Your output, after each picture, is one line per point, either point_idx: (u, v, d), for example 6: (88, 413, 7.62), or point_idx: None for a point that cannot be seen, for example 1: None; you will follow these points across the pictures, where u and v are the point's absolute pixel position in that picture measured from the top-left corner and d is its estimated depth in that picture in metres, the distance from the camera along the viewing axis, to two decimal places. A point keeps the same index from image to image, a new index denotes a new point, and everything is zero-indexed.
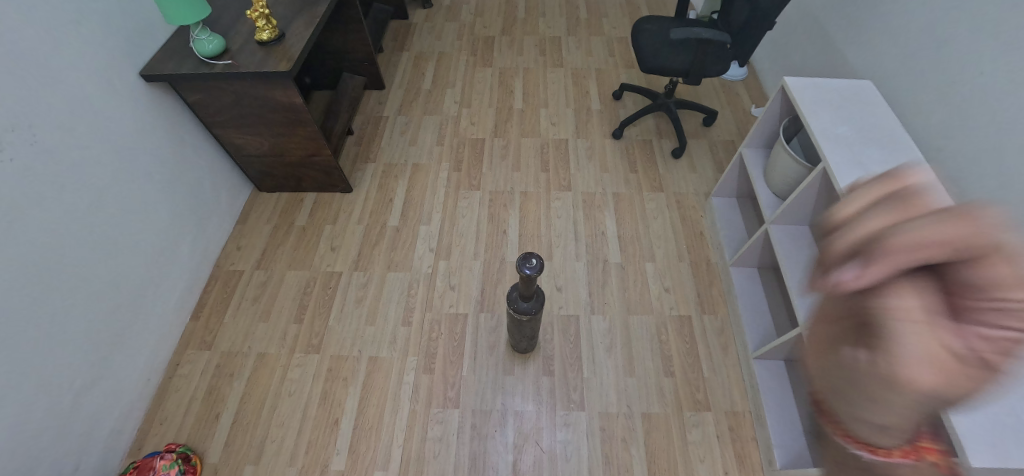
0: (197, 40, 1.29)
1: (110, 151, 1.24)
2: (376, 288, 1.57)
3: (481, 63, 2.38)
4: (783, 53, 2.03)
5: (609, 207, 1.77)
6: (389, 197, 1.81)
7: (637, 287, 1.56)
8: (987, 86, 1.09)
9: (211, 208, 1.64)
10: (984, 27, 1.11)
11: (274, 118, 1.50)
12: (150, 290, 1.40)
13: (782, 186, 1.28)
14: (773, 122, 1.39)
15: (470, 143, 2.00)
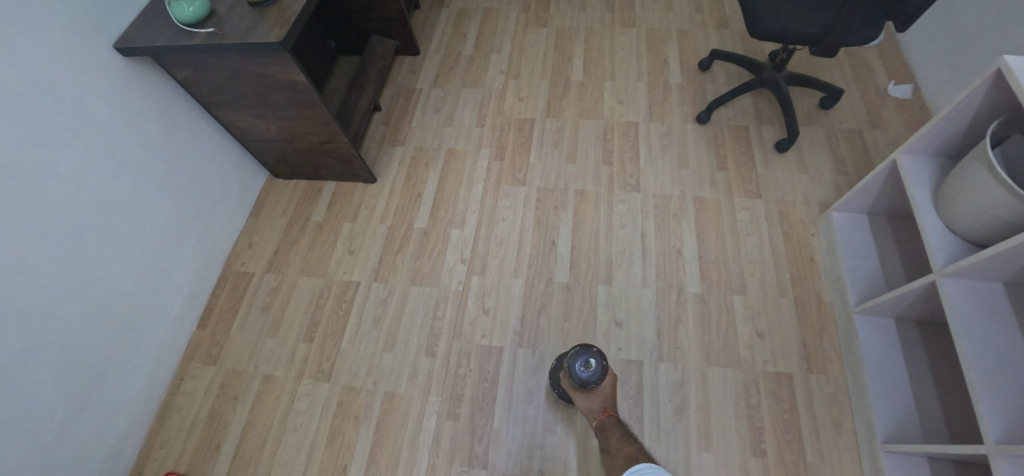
0: (176, 4, 1.05)
1: (83, 145, 1.04)
2: (397, 305, 1.33)
3: (535, 22, 1.97)
4: (950, 8, 1.47)
5: (688, 216, 1.39)
6: (418, 191, 1.53)
7: (721, 329, 1.21)
8: None
9: (218, 200, 1.44)
10: None
11: (277, 98, 1.23)
12: (146, 301, 1.23)
13: (971, 223, 0.86)
14: (961, 124, 0.93)
15: (516, 125, 1.66)
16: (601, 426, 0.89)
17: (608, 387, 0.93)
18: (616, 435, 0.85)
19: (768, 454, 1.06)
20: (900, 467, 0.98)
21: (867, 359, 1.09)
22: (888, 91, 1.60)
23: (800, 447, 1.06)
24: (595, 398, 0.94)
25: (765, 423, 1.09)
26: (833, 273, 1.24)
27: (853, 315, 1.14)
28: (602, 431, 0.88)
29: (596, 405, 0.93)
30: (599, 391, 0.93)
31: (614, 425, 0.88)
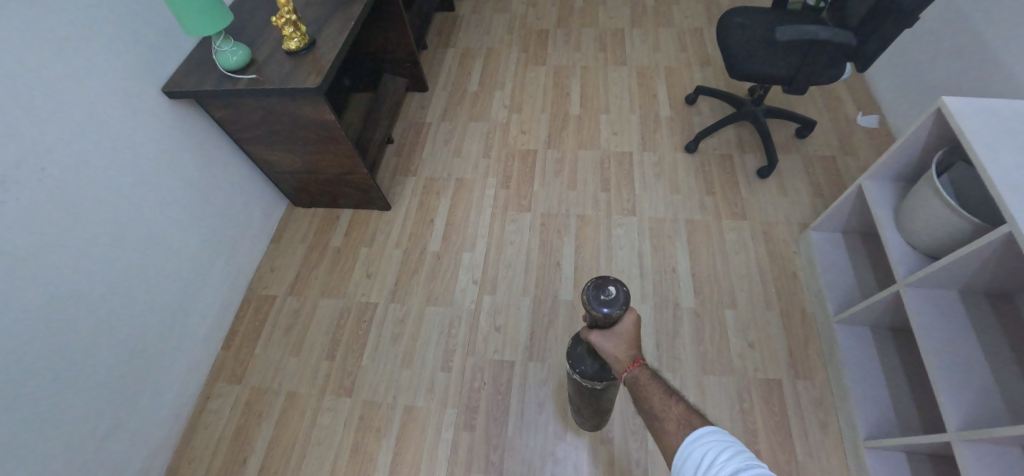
0: (220, 52, 1.17)
1: (131, 179, 1.14)
2: (413, 324, 1.42)
3: (534, 61, 2.14)
4: (905, 49, 1.66)
5: (681, 238, 1.51)
6: (430, 217, 1.65)
7: (715, 340, 1.31)
8: None
9: (244, 228, 1.54)
10: None
11: (305, 135, 1.36)
12: (178, 322, 1.31)
13: (927, 239, 0.99)
14: (914, 153, 1.07)
15: (520, 155, 1.79)
16: (632, 380, 0.66)
17: (630, 332, 0.67)
18: (658, 393, 0.65)
19: (763, 455, 1.14)
20: (881, 463, 1.07)
21: (848, 365, 1.19)
22: (857, 121, 1.77)
23: (791, 447, 1.15)
24: (619, 347, 0.68)
25: (759, 427, 1.18)
26: (814, 287, 1.35)
27: (834, 325, 1.26)
28: (636, 388, 0.66)
29: (621, 354, 0.68)
30: (621, 328, 0.67)
31: (651, 378, 0.65)
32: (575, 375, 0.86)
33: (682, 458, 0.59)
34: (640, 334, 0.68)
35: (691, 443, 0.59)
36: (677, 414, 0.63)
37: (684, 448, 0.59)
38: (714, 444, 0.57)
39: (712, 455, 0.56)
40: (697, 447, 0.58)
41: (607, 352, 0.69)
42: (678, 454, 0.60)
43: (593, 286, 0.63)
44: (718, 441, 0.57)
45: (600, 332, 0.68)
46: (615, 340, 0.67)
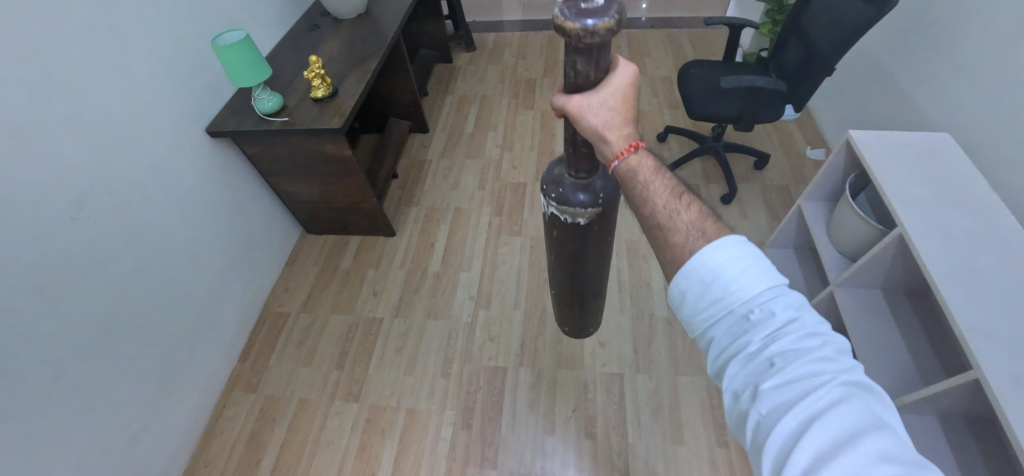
0: (258, 99, 1.40)
1: (176, 203, 1.33)
2: (415, 336, 1.56)
3: (524, 105, 2.41)
4: (842, 95, 1.93)
5: (655, 256, 1.70)
6: (431, 241, 1.84)
7: (687, 345, 1.47)
8: None
9: (263, 251, 1.71)
10: None
11: (324, 168, 1.56)
12: (204, 333, 1.46)
13: (851, 248, 1.18)
14: (838, 176, 1.30)
15: (512, 187, 2.01)
16: (629, 174, 0.51)
17: (620, 91, 0.49)
18: (662, 193, 0.51)
19: (730, 444, 1.27)
20: None
21: None
22: (807, 155, 2.01)
23: None
24: (609, 129, 0.49)
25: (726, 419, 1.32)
26: None
27: None
28: (633, 183, 0.51)
29: (613, 141, 0.50)
30: (608, 86, 0.48)
31: (653, 171, 0.51)
32: (550, 208, 0.64)
33: (692, 263, 0.47)
34: (632, 106, 0.51)
35: (711, 250, 0.47)
36: (688, 221, 0.50)
37: (699, 254, 0.47)
38: (749, 260, 0.46)
39: (752, 275, 0.45)
40: (723, 254, 0.46)
41: (590, 130, 0.50)
42: (686, 260, 0.48)
43: (568, 2, 0.42)
44: (751, 257, 0.46)
45: (583, 94, 0.49)
46: (603, 102, 0.48)
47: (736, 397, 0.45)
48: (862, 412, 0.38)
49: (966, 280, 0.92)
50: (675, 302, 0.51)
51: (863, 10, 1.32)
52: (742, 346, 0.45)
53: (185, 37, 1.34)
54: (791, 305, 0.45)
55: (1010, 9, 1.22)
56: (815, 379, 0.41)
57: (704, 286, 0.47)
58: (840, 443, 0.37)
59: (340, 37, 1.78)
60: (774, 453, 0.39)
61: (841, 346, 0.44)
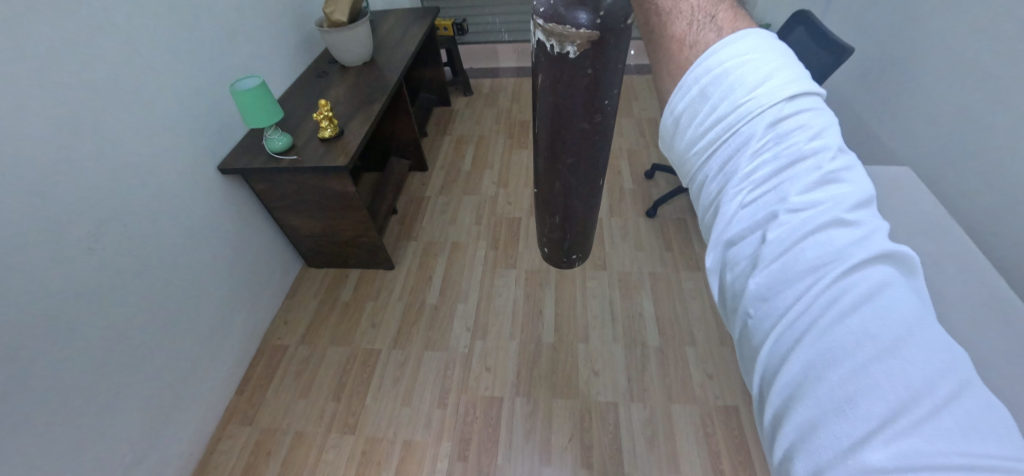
0: (270, 139, 1.51)
1: (185, 236, 1.38)
2: (413, 366, 1.59)
3: (518, 145, 2.54)
4: None
5: (646, 287, 1.76)
6: (429, 274, 1.89)
7: (679, 373, 1.50)
8: None
9: (265, 284, 1.75)
10: None
11: (328, 203, 1.64)
12: (203, 365, 1.47)
13: None
14: None
15: (507, 222, 2.09)
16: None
17: None
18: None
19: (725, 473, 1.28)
20: None
21: None
22: None
23: (750, 465, 1.29)
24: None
25: (720, 447, 1.33)
26: None
27: None
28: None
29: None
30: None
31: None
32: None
33: (693, 73, 0.37)
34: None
35: (720, 49, 0.36)
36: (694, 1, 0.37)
37: (704, 58, 0.36)
38: (764, 76, 0.36)
39: (764, 100, 0.36)
40: (728, 69, 0.36)
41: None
42: (687, 67, 0.37)
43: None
44: (769, 72, 0.37)
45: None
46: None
47: (724, 268, 0.40)
48: (871, 293, 0.33)
49: (931, 298, 1.01)
50: (667, 131, 0.42)
51: (823, 58, 1.50)
52: (739, 206, 0.38)
53: (205, 82, 1.45)
54: (805, 142, 0.37)
55: (952, 58, 1.36)
56: (819, 254, 0.35)
57: (706, 115, 0.38)
58: (837, 326, 0.32)
59: (346, 82, 1.91)
60: (762, 343, 0.35)
61: (856, 202, 0.37)
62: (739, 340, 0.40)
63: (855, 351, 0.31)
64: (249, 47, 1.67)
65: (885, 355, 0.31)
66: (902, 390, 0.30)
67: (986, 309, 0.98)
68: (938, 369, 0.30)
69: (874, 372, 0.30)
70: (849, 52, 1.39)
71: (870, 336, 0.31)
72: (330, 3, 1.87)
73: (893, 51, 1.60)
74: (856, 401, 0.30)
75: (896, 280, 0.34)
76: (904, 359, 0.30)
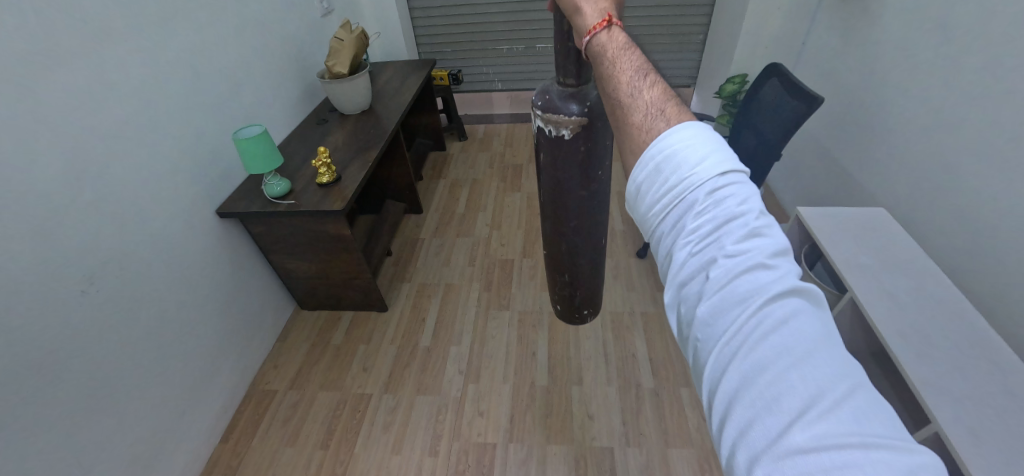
0: (269, 184, 1.55)
1: (180, 279, 1.39)
2: (404, 412, 1.56)
3: (511, 188, 2.61)
4: (797, 178, 2.15)
5: (638, 328, 1.77)
6: (422, 316, 1.89)
7: (674, 417, 1.48)
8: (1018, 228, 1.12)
9: (257, 327, 1.74)
10: (999, 164, 1.18)
11: (323, 246, 1.67)
12: (189, 411, 1.44)
13: None
14: (795, 247, 1.53)
15: (500, 263, 2.12)
16: (598, 49, 0.50)
17: None
18: (628, 69, 0.49)
19: None
20: None
21: None
22: None
23: None
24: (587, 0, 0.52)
25: None
26: None
27: None
28: (602, 59, 0.50)
29: (588, 13, 0.51)
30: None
31: (623, 46, 0.50)
32: (537, 119, 0.64)
33: (652, 152, 0.45)
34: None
35: (670, 138, 0.45)
36: (647, 101, 0.48)
37: (659, 142, 0.45)
38: (705, 152, 0.44)
39: (706, 175, 0.43)
40: (678, 151, 0.44)
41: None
42: (646, 146, 0.46)
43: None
44: (708, 148, 0.44)
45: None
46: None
47: (680, 306, 0.46)
48: (786, 318, 0.40)
49: (911, 336, 1.05)
50: (632, 196, 0.49)
51: (796, 107, 1.57)
52: (687, 256, 0.44)
53: (208, 130, 1.51)
54: (736, 205, 0.43)
55: (913, 108, 1.46)
56: (750, 289, 0.41)
57: (663, 186, 0.45)
58: (761, 342, 0.39)
59: (345, 130, 1.99)
60: (709, 359, 0.41)
61: (777, 248, 0.44)
62: (693, 362, 0.46)
63: (775, 359, 0.38)
64: (253, 98, 1.75)
65: (796, 365, 0.38)
66: (808, 385, 0.37)
67: (964, 347, 1.02)
68: (832, 369, 0.38)
69: (786, 373, 0.37)
70: (817, 101, 1.47)
71: (783, 349, 0.38)
72: (332, 57, 1.98)
73: (860, 100, 1.71)
74: (778, 397, 0.37)
75: (805, 310, 0.41)
76: (809, 365, 0.37)
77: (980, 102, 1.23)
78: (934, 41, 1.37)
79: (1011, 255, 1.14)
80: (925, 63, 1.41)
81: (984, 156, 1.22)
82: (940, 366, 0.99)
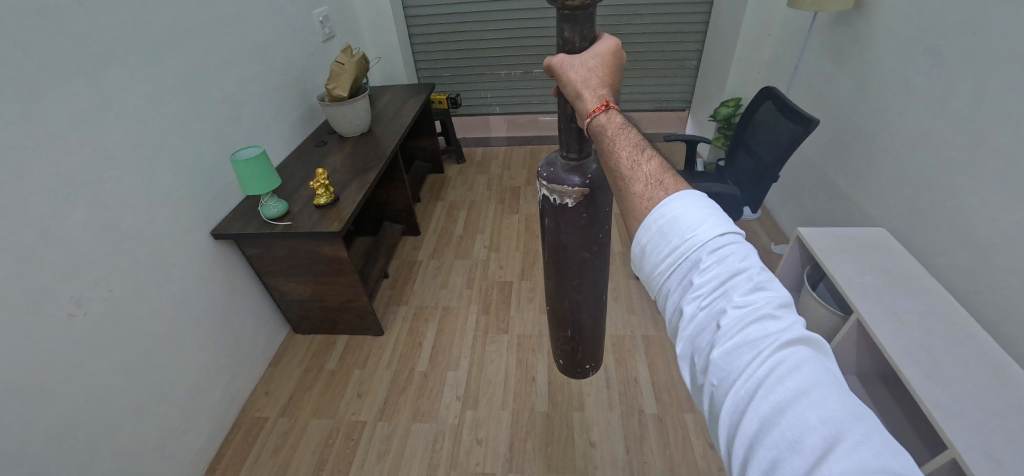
0: (266, 205, 1.54)
1: (171, 302, 1.36)
2: (399, 441, 1.50)
3: (509, 210, 2.62)
4: (795, 199, 2.16)
5: (640, 351, 1.73)
6: (419, 340, 1.85)
7: (680, 444, 1.43)
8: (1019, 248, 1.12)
9: (249, 352, 1.69)
10: (996, 184, 1.18)
11: (319, 268, 1.64)
12: (175, 441, 1.38)
13: (820, 333, 1.36)
14: (796, 269, 1.53)
15: (499, 286, 2.09)
16: (599, 129, 0.57)
17: (592, 59, 0.59)
18: (627, 145, 0.55)
19: None
20: None
21: None
22: (773, 250, 2.16)
23: None
24: (587, 87, 0.59)
25: None
26: None
27: None
28: (602, 138, 0.57)
29: (589, 99, 0.58)
30: (590, 52, 0.59)
31: (621, 126, 0.56)
32: (542, 188, 0.70)
33: (654, 216, 0.50)
34: (613, 76, 0.60)
35: (669, 203, 0.49)
36: (646, 173, 0.54)
37: (661, 207, 0.50)
38: (702, 213, 0.48)
39: (706, 234, 0.47)
40: (679, 215, 0.48)
41: (572, 85, 0.60)
42: (648, 212, 0.51)
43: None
44: (706, 210, 0.48)
45: (568, 55, 0.61)
46: (585, 61, 0.59)
47: (692, 360, 0.48)
48: (800, 363, 0.41)
49: (921, 358, 1.02)
50: (639, 258, 0.53)
51: (791, 129, 1.59)
52: (695, 309, 0.47)
53: (206, 151, 1.51)
54: (738, 261, 0.46)
55: (907, 130, 1.47)
56: (760, 336, 0.43)
57: (667, 247, 0.49)
58: (776, 385, 0.40)
59: (344, 152, 2.00)
60: (725, 404, 0.42)
61: (783, 301, 0.46)
62: (710, 414, 0.46)
63: (791, 400, 0.39)
64: (252, 120, 1.76)
65: (814, 405, 0.38)
66: (831, 427, 0.37)
67: (976, 368, 1.00)
68: (852, 411, 0.38)
69: (805, 414, 0.38)
70: (812, 122, 1.48)
71: (798, 390, 0.39)
72: (333, 80, 2.01)
73: (854, 122, 1.73)
74: (800, 439, 0.37)
75: (817, 358, 0.43)
76: (825, 405, 0.38)
77: (974, 122, 1.25)
78: (925, 65, 1.40)
79: (1015, 274, 1.13)
80: (916, 85, 1.43)
81: (981, 175, 1.23)
82: (951, 389, 0.96)
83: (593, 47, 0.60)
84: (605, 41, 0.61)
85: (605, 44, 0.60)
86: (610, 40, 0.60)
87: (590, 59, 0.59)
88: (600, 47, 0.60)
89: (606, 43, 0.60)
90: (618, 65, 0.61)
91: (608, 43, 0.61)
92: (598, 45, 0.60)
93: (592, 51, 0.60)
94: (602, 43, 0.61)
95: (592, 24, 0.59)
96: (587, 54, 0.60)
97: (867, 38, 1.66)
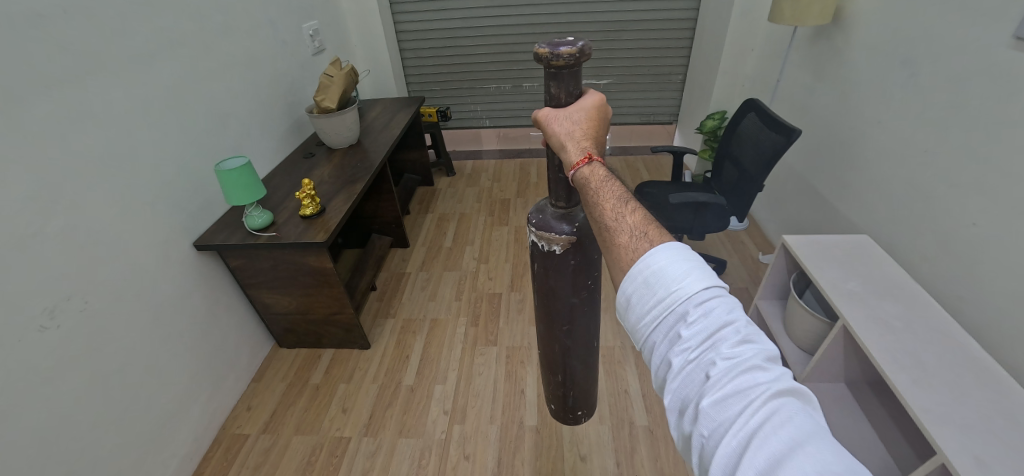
0: (250, 216, 1.51)
1: (149, 313, 1.32)
2: (385, 457, 1.46)
3: (498, 222, 2.62)
4: (781, 209, 2.18)
5: (630, 362, 1.72)
6: (406, 353, 1.82)
7: (671, 455, 1.41)
8: (1006, 252, 1.12)
9: (231, 367, 1.65)
10: (974, 191, 1.21)
11: (306, 280, 1.62)
12: (150, 458, 1.32)
13: (808, 343, 1.37)
14: (782, 278, 1.55)
15: (487, 298, 2.07)
16: (583, 182, 0.57)
17: (580, 112, 0.59)
18: (611, 198, 0.56)
19: None
20: None
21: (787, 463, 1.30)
22: (760, 260, 2.17)
23: None
24: (571, 140, 0.59)
25: None
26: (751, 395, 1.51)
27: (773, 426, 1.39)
28: (588, 190, 0.57)
29: (573, 151, 0.58)
30: (576, 106, 0.59)
31: (605, 180, 0.56)
32: (532, 234, 0.70)
33: (640, 266, 0.49)
34: (598, 129, 0.60)
35: (654, 254, 0.49)
36: (630, 226, 0.54)
37: (646, 258, 0.49)
38: (687, 265, 0.48)
39: (693, 288, 0.46)
40: (664, 267, 0.48)
41: (556, 137, 0.60)
42: (634, 263, 0.51)
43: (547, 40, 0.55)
44: (691, 263, 0.48)
45: (554, 109, 0.61)
46: (570, 114, 0.59)
47: (681, 411, 0.47)
48: (792, 415, 0.40)
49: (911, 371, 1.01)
50: (624, 307, 0.52)
51: (774, 141, 1.61)
52: (683, 361, 0.46)
53: (190, 161, 1.49)
54: (725, 312, 0.46)
55: (887, 139, 1.50)
56: (750, 386, 0.43)
57: (652, 299, 0.48)
58: (770, 436, 0.39)
59: (332, 164, 1.99)
60: (716, 457, 0.41)
61: (770, 353, 0.46)
62: (700, 469, 0.44)
63: (787, 453, 0.38)
64: (238, 131, 1.75)
65: (814, 458, 0.37)
66: None
67: (966, 378, 0.99)
68: (849, 466, 0.37)
69: (803, 468, 0.36)
70: (795, 134, 1.50)
71: (793, 443, 0.38)
72: (322, 92, 2.00)
73: (835, 133, 1.77)
74: None
75: (807, 411, 0.42)
76: (823, 459, 0.37)
77: (950, 130, 1.28)
78: (903, 77, 1.44)
79: (998, 280, 1.14)
80: (895, 96, 1.47)
81: (960, 182, 1.25)
82: (938, 396, 0.95)
83: (580, 100, 0.60)
84: (593, 96, 0.61)
85: (592, 100, 0.60)
86: (597, 95, 0.61)
87: (578, 111, 0.59)
88: (587, 102, 0.60)
89: (593, 99, 0.61)
90: (603, 118, 0.62)
91: (595, 96, 0.61)
92: (586, 99, 0.61)
93: (579, 103, 0.60)
94: (590, 97, 0.61)
95: (578, 79, 0.59)
96: (574, 106, 0.60)
97: (846, 52, 1.71)
